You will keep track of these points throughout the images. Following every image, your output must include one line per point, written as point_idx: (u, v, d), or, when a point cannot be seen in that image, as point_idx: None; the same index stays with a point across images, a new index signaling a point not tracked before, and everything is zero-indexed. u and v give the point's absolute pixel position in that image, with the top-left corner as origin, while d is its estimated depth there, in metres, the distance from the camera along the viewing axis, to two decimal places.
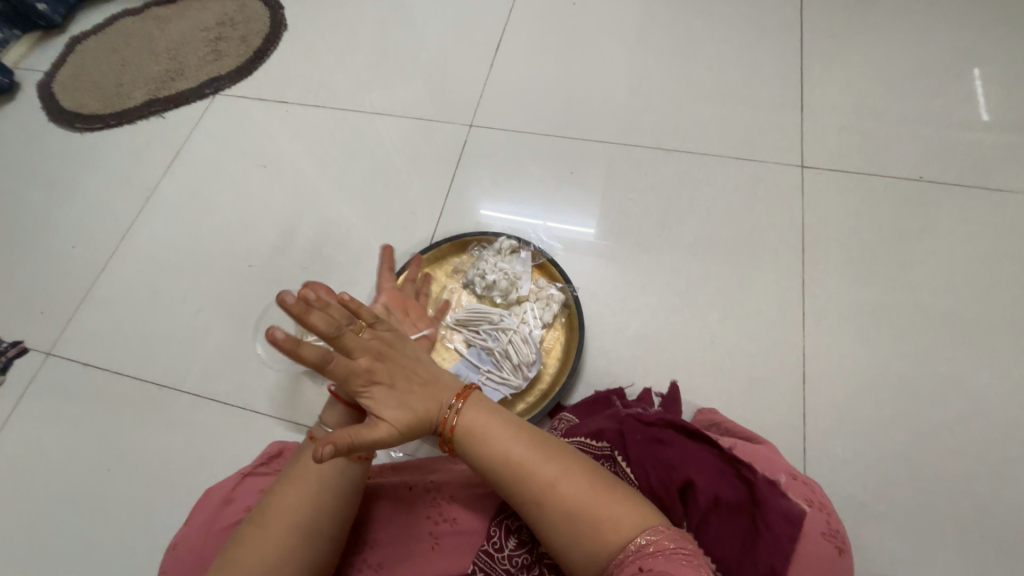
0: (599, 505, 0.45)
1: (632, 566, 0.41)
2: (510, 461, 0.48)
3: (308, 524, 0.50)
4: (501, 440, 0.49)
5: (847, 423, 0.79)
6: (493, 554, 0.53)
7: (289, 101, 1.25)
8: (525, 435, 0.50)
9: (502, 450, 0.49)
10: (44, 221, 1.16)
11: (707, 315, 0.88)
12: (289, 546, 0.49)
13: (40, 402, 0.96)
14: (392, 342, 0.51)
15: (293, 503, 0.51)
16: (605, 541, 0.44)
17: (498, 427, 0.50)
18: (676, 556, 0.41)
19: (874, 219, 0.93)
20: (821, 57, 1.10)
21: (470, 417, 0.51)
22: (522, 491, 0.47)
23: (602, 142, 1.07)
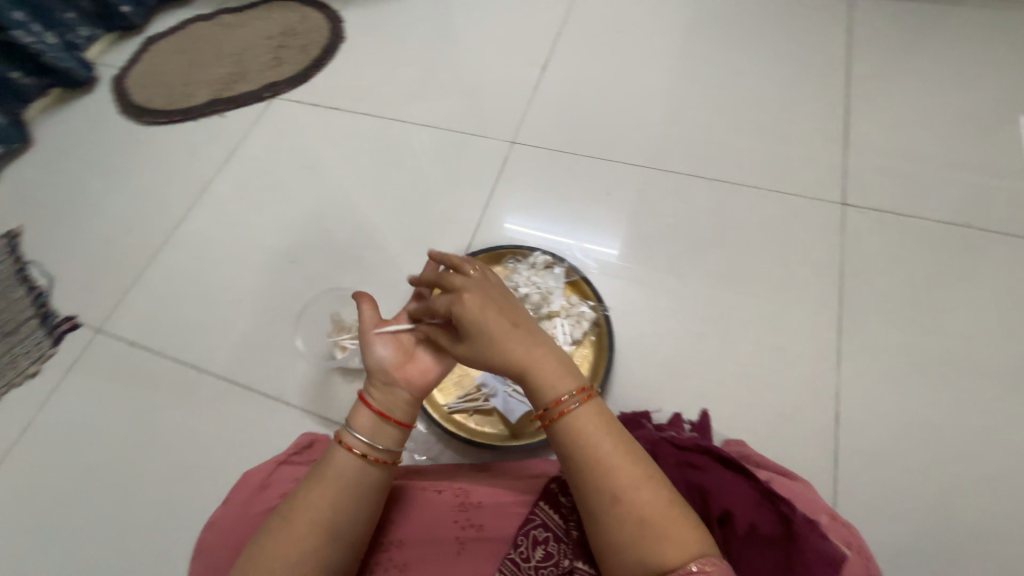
0: (668, 521, 0.45)
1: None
2: (596, 450, 0.49)
3: (326, 519, 0.51)
4: (605, 441, 0.49)
5: (880, 468, 0.76)
6: (519, 564, 0.51)
7: (340, 108, 1.31)
8: (618, 438, 0.50)
9: (595, 436, 0.50)
10: (107, 205, 1.24)
11: (736, 345, 0.87)
12: (309, 540, 0.50)
13: (86, 376, 1.01)
14: (494, 285, 0.58)
15: (310, 499, 0.52)
16: (657, 555, 0.44)
17: (603, 432, 0.50)
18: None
19: (915, 262, 0.91)
20: (866, 97, 1.10)
21: (583, 417, 0.51)
22: (595, 482, 0.48)
23: (640, 166, 1.08)
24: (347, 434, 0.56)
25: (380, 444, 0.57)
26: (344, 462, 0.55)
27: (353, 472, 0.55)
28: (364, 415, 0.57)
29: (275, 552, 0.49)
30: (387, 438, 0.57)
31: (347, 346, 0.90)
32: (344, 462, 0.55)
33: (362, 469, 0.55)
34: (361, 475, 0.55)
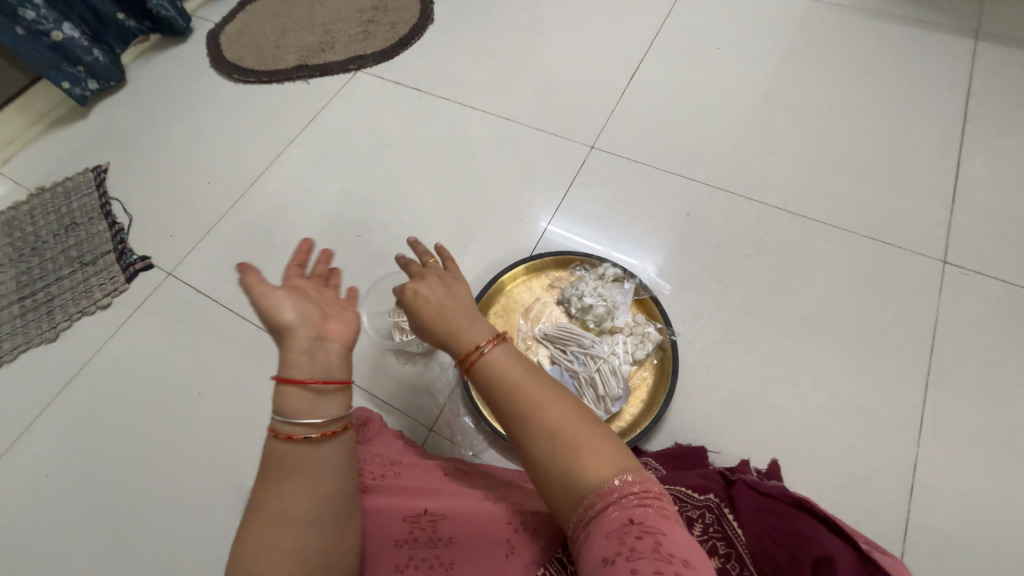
0: (582, 435, 0.44)
1: (621, 518, 0.39)
2: (504, 378, 0.48)
3: (293, 508, 0.46)
4: (511, 372, 0.48)
5: (952, 553, 0.71)
6: (568, 563, 0.51)
7: (422, 90, 1.31)
8: (518, 360, 0.50)
9: (496, 364, 0.49)
10: (189, 154, 1.28)
11: (808, 394, 0.83)
12: (284, 534, 0.44)
13: (153, 316, 1.05)
14: (445, 275, 0.58)
15: (268, 495, 0.46)
16: (584, 476, 0.42)
17: (509, 364, 0.49)
18: (654, 506, 0.40)
19: (1020, 337, 0.84)
20: (982, 151, 1.02)
21: (490, 352, 0.50)
22: (509, 413, 0.47)
23: (724, 191, 1.04)
24: (275, 421, 0.48)
25: (310, 418, 0.48)
26: (282, 450, 0.47)
27: (296, 456, 0.47)
28: (288, 393, 0.48)
29: (241, 555, 0.43)
30: (320, 408, 0.48)
31: (406, 330, 0.90)
32: (283, 448, 0.47)
33: (320, 446, 0.48)
34: (305, 457, 0.48)
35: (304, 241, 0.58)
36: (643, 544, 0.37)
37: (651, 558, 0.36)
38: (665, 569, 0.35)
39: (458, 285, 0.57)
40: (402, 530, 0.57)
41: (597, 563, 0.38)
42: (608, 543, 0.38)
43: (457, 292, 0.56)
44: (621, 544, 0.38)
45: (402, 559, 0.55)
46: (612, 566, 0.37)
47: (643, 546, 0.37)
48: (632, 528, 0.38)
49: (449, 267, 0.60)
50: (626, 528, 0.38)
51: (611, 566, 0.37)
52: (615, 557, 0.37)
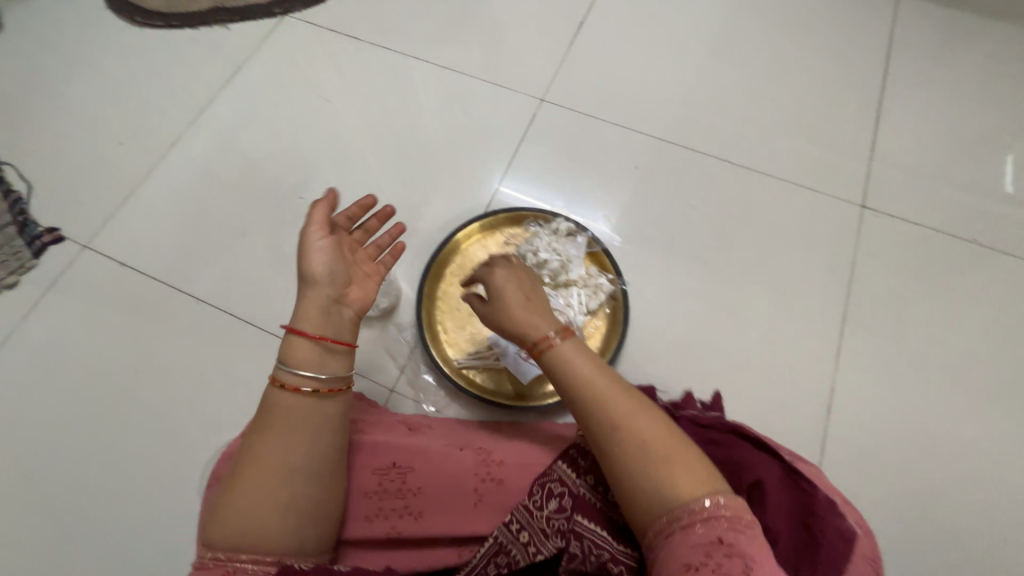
0: (673, 449, 0.47)
1: (710, 537, 0.41)
2: (595, 383, 0.51)
3: (285, 460, 0.52)
4: (597, 378, 0.52)
5: (860, 459, 0.82)
6: (533, 510, 0.55)
7: (360, 38, 1.21)
8: (612, 371, 0.53)
9: (586, 366, 0.53)
10: (93, 112, 1.13)
11: (745, 332, 0.90)
12: (276, 484, 0.51)
13: (73, 294, 0.95)
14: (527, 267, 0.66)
15: (262, 448, 0.52)
16: (671, 490, 0.44)
17: (594, 371, 0.52)
18: (749, 531, 0.41)
19: (922, 271, 0.95)
20: (900, 102, 1.10)
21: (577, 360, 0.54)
22: (594, 414, 0.50)
23: (671, 144, 1.06)
24: (280, 370, 0.55)
25: (315, 372, 0.55)
26: (283, 403, 0.54)
27: (292, 411, 0.54)
28: (299, 344, 0.55)
29: (239, 501, 0.50)
30: (320, 365, 0.55)
31: None
32: (281, 402, 0.54)
33: (305, 407, 0.54)
34: (299, 411, 0.54)
35: (370, 200, 0.67)
36: (733, 565, 0.39)
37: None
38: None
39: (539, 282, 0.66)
40: (371, 482, 0.60)
41: (681, 572, 0.40)
42: (693, 555, 0.40)
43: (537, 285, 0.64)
44: (708, 558, 0.40)
45: (374, 509, 0.59)
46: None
47: (734, 566, 0.39)
48: (720, 548, 0.40)
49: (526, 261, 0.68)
50: (715, 547, 0.40)
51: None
52: (703, 569, 0.39)
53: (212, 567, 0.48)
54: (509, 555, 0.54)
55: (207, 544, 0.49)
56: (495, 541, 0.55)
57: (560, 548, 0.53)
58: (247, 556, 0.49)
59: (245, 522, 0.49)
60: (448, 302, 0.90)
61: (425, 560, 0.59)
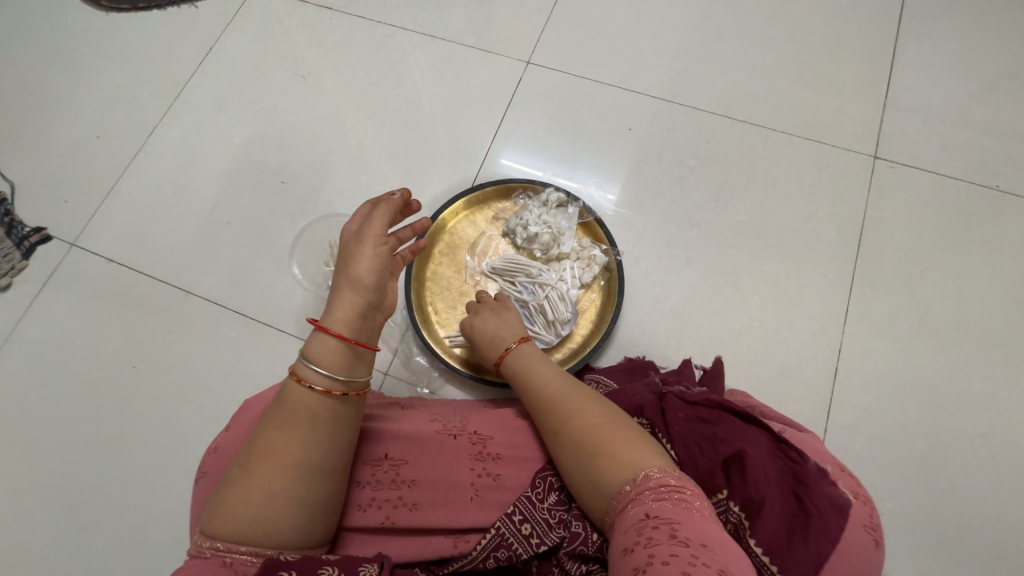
0: (608, 434, 0.51)
1: (640, 515, 0.44)
2: (544, 387, 0.58)
3: (294, 458, 0.49)
4: (548, 378, 0.59)
5: (868, 422, 0.79)
6: (535, 502, 0.53)
7: (333, 8, 1.15)
8: (560, 376, 0.59)
9: (539, 374, 0.60)
10: (68, 105, 1.10)
11: (747, 298, 0.86)
12: (280, 481, 0.48)
13: (65, 293, 0.95)
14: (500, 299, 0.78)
15: (270, 443, 0.49)
16: (610, 473, 0.48)
17: (547, 374, 0.59)
18: (679, 502, 0.43)
19: (938, 224, 0.89)
20: (916, 39, 1.01)
21: (534, 368, 0.61)
22: (541, 416, 0.56)
23: (668, 102, 1.00)
24: (302, 366, 0.52)
25: (341, 374, 0.53)
26: (300, 398, 0.51)
27: (309, 408, 0.51)
28: (326, 343, 0.53)
29: (244, 493, 0.47)
30: (345, 367, 0.53)
31: None
32: (298, 397, 0.51)
33: (315, 402, 0.51)
34: (319, 410, 0.51)
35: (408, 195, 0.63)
36: (660, 533, 0.41)
37: (668, 543, 0.40)
38: (682, 554, 0.39)
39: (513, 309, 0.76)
40: (363, 472, 0.56)
41: (620, 553, 0.42)
42: (628, 536, 0.43)
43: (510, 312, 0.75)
44: (639, 534, 0.42)
45: (367, 499, 0.55)
46: (630, 553, 0.41)
47: (660, 535, 0.41)
48: (648, 522, 0.42)
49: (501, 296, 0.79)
50: (643, 523, 0.43)
51: (630, 554, 0.41)
52: (634, 545, 0.41)
53: (209, 558, 0.46)
54: (510, 549, 0.50)
55: (207, 532, 0.47)
56: (496, 534, 0.51)
57: (564, 537, 0.51)
58: (246, 548, 0.46)
59: (245, 514, 0.46)
60: (439, 283, 0.87)
61: (419, 554, 0.54)
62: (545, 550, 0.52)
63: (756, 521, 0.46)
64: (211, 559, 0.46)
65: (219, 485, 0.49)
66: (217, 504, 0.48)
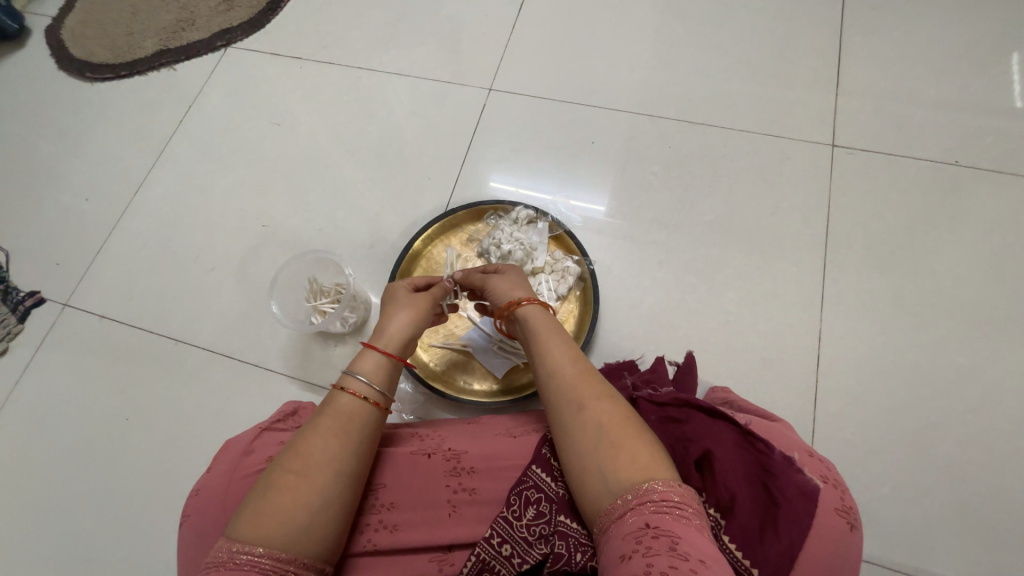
0: (622, 437, 0.47)
1: (640, 522, 0.41)
2: (561, 374, 0.53)
3: (341, 461, 0.51)
4: (564, 359, 0.54)
5: (856, 407, 0.79)
6: (512, 521, 0.52)
7: (303, 58, 1.21)
8: (578, 361, 0.54)
9: (557, 359, 0.55)
10: (58, 172, 1.15)
11: (722, 294, 0.87)
12: (327, 485, 0.49)
13: (58, 352, 0.97)
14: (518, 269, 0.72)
15: (316, 446, 0.51)
16: (615, 474, 0.45)
17: (562, 354, 0.55)
18: (681, 516, 0.41)
19: (902, 204, 0.90)
20: (860, 30, 1.05)
21: (550, 345, 0.57)
22: (555, 406, 0.52)
23: (627, 113, 1.03)
24: (351, 378, 0.57)
25: (382, 387, 0.58)
26: (349, 404, 0.55)
27: (360, 412, 0.55)
28: (375, 359, 0.60)
29: (289, 498, 0.47)
30: (386, 381, 0.59)
31: (325, 310, 0.88)
32: (351, 405, 0.55)
33: (363, 409, 0.55)
34: (367, 416, 0.55)
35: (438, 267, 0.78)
36: (660, 543, 0.39)
37: (668, 555, 0.38)
38: (682, 566, 0.37)
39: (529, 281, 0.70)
40: None
41: (615, 561, 0.40)
42: (625, 543, 0.41)
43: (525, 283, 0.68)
44: (638, 543, 0.40)
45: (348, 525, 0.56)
46: (627, 562, 0.39)
47: (660, 545, 0.39)
48: (647, 532, 0.40)
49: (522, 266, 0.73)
50: (642, 532, 0.40)
51: (627, 562, 0.39)
52: (631, 554, 0.39)
53: (247, 569, 0.44)
54: (492, 570, 0.51)
55: (242, 541, 0.45)
56: (477, 558, 0.51)
57: (547, 553, 0.51)
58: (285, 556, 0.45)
59: (290, 518, 0.46)
60: None
61: None
62: (528, 568, 0.51)
63: (730, 518, 0.46)
64: (238, 567, 0.44)
65: (252, 493, 0.49)
66: (254, 511, 0.47)
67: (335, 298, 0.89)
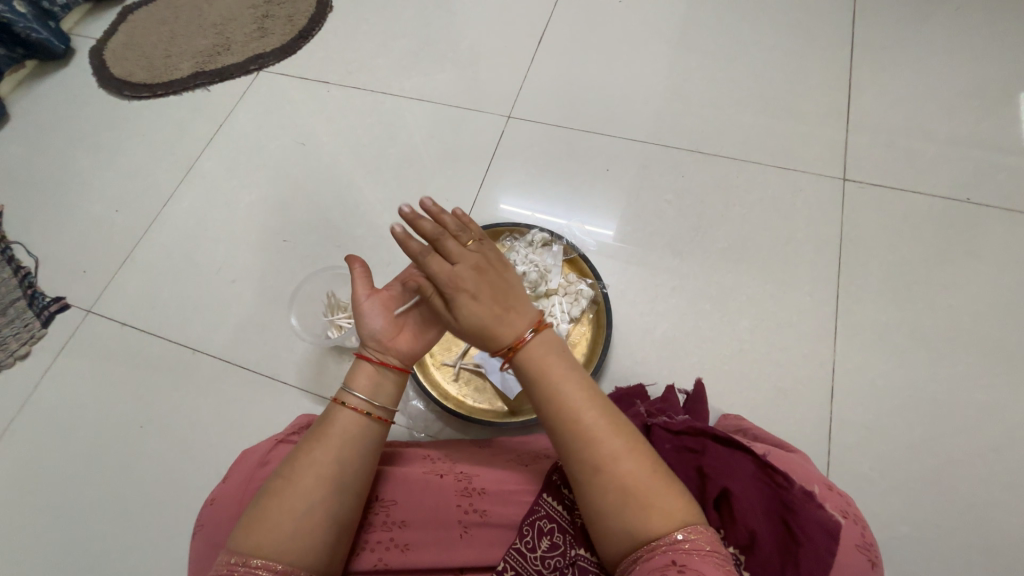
0: (649, 491, 0.45)
1: (665, 558, 0.41)
2: (576, 421, 0.48)
3: (332, 471, 0.51)
4: (582, 406, 0.49)
5: (872, 441, 0.78)
6: (526, 555, 0.51)
7: (330, 82, 1.26)
8: (598, 405, 0.49)
9: (572, 397, 0.49)
10: (92, 184, 1.20)
11: (735, 322, 0.87)
12: (315, 492, 0.49)
13: (79, 357, 0.99)
14: (491, 263, 0.55)
15: (312, 457, 0.51)
16: (639, 520, 0.44)
17: (580, 398, 0.49)
18: (711, 555, 0.41)
19: (915, 238, 0.91)
20: (870, 69, 1.08)
21: (568, 388, 0.50)
22: (571, 456, 0.48)
23: (641, 142, 1.06)
24: (347, 393, 0.56)
25: (380, 400, 0.56)
26: (349, 419, 0.54)
27: (359, 426, 0.54)
28: (368, 371, 0.57)
29: (287, 506, 0.48)
30: (386, 395, 0.57)
31: (342, 325, 0.89)
32: (349, 420, 0.54)
33: (359, 422, 0.55)
34: (366, 429, 0.55)
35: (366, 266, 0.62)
36: None
37: None
38: None
39: (508, 272, 0.56)
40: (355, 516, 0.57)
41: None
42: None
43: (507, 281, 0.55)
44: None
45: (358, 542, 0.55)
46: None
47: None
48: (673, 568, 0.40)
49: (495, 249, 0.57)
50: (668, 568, 0.40)
51: None
52: None
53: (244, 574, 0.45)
54: None
55: (241, 547, 0.47)
56: None
57: None
58: (280, 564, 0.46)
59: (285, 526, 0.47)
60: None
61: None
62: None
63: (750, 555, 0.45)
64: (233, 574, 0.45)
65: (253, 499, 0.50)
66: (255, 514, 0.48)
67: (350, 312, 0.90)
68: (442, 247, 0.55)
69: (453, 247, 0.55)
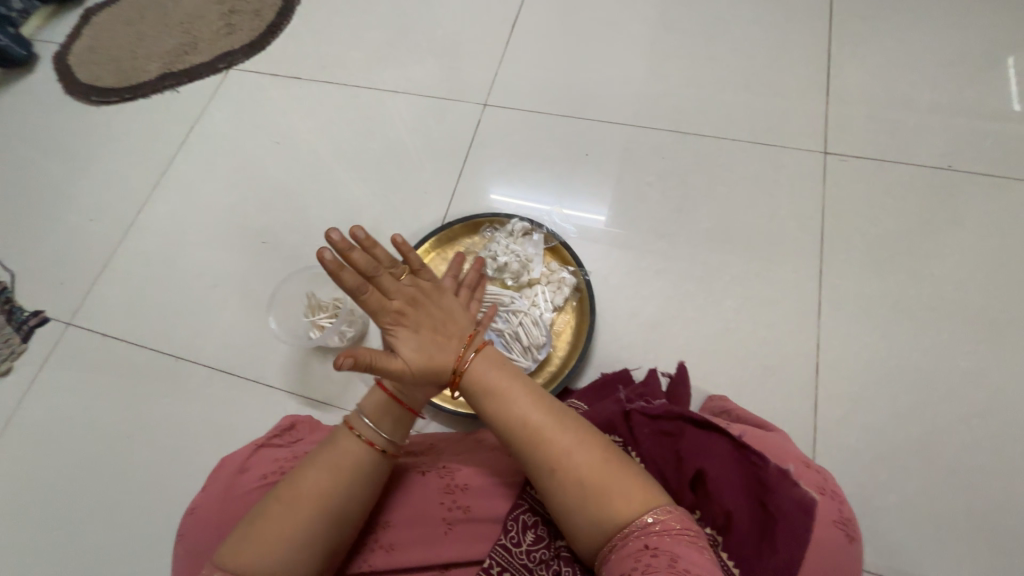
0: (607, 478, 0.45)
1: (638, 543, 0.41)
2: (524, 423, 0.48)
3: (326, 492, 0.51)
4: (527, 407, 0.49)
5: (858, 414, 0.78)
6: (511, 549, 0.51)
7: (303, 78, 1.24)
8: (543, 403, 0.49)
9: (510, 404, 0.49)
10: (64, 193, 1.18)
11: (720, 302, 0.87)
12: (306, 513, 0.49)
13: (62, 370, 0.98)
14: (427, 292, 0.52)
15: (307, 478, 0.51)
16: (606, 508, 0.44)
17: (523, 399, 0.49)
18: (682, 535, 0.41)
19: (897, 210, 0.90)
20: (850, 39, 1.06)
21: (511, 392, 0.50)
22: (527, 460, 0.48)
23: (620, 125, 1.04)
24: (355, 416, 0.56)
25: (386, 429, 0.55)
26: (351, 445, 0.54)
27: (356, 452, 0.53)
28: (374, 396, 0.57)
29: (277, 523, 0.48)
30: (391, 424, 0.55)
31: (323, 325, 0.88)
32: (348, 444, 0.54)
33: (359, 448, 0.54)
34: (364, 458, 0.54)
35: None
36: (659, 561, 0.39)
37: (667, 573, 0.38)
38: None
39: (446, 298, 0.53)
40: None
41: None
42: (626, 565, 0.41)
43: (446, 309, 0.52)
44: (638, 562, 0.40)
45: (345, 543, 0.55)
46: None
47: (658, 563, 0.39)
48: (647, 553, 0.40)
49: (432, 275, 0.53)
50: (641, 552, 0.40)
51: None
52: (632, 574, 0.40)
53: None
54: None
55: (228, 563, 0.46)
56: None
57: None
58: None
59: (274, 544, 0.47)
60: None
61: None
62: None
63: (727, 535, 0.46)
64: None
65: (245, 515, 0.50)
66: (244, 532, 0.48)
67: (331, 312, 0.88)
68: (377, 282, 0.49)
69: (389, 282, 0.49)
